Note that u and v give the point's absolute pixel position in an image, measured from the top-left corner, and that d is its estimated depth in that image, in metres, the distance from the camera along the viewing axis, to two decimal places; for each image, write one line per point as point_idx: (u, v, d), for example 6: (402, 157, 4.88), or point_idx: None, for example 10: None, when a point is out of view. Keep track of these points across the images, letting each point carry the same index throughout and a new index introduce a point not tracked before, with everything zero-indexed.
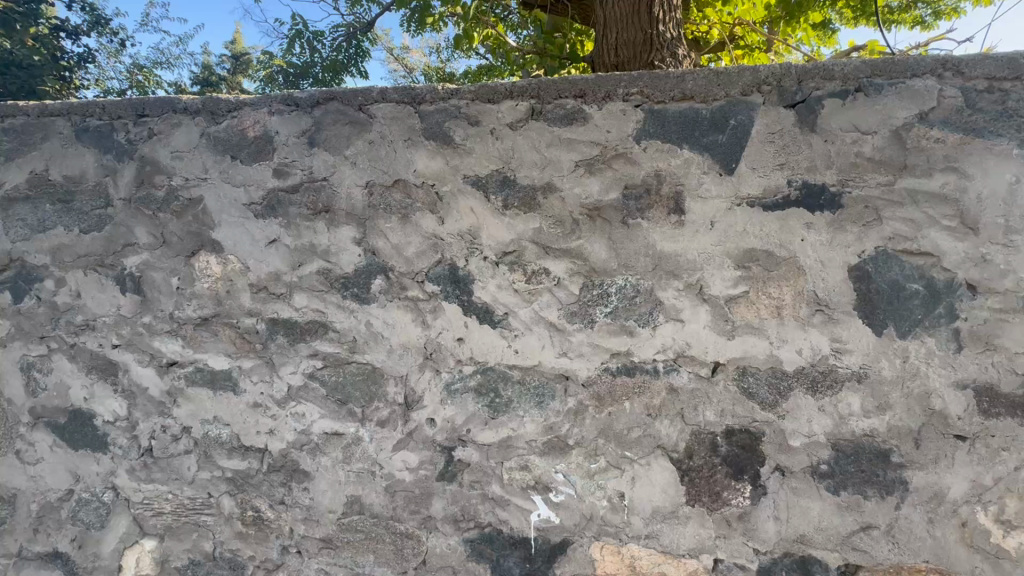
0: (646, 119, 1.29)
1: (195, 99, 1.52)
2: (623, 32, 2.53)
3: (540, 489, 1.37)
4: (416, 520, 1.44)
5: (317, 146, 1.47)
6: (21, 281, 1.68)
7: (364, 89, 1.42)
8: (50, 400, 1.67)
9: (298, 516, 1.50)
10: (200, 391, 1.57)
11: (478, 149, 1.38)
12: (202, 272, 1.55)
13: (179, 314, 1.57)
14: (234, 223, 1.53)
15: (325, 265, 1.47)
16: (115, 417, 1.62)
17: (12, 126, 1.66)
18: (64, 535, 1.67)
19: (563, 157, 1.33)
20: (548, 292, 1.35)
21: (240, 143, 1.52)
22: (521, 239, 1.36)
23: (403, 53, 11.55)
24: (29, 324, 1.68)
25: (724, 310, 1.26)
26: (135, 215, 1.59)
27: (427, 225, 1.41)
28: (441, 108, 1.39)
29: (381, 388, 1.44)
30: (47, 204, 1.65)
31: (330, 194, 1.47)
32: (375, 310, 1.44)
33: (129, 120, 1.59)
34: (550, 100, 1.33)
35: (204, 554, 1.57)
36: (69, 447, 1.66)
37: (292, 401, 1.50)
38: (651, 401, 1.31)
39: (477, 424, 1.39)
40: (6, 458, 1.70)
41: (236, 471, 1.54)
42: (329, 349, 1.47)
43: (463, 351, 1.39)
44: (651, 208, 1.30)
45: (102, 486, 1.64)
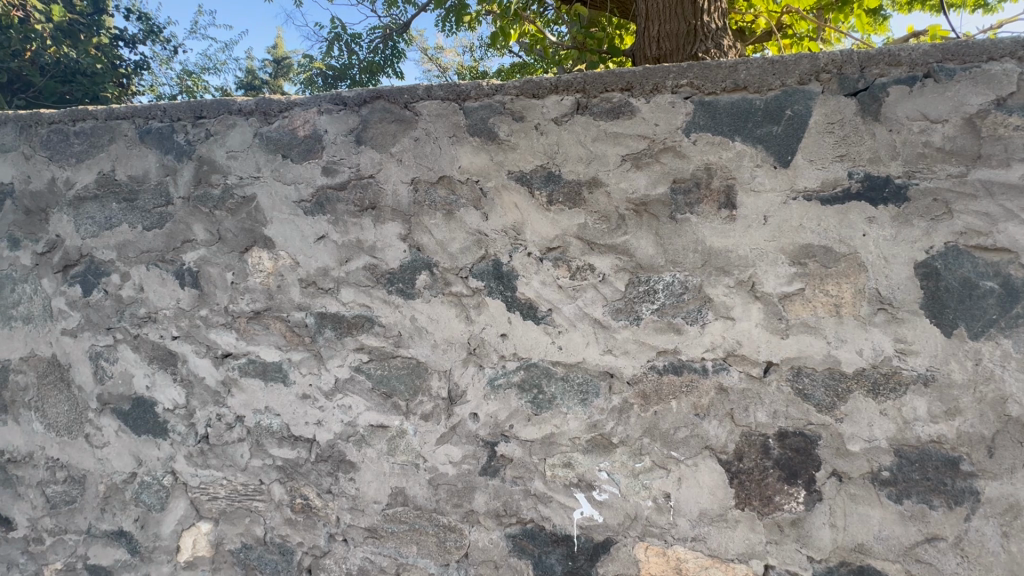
0: (696, 111, 1.26)
1: (250, 100, 1.58)
2: (666, 24, 2.48)
3: (583, 487, 1.36)
4: (458, 514, 1.45)
5: (364, 143, 1.51)
6: (90, 275, 1.78)
7: (410, 87, 1.44)
8: (115, 387, 1.77)
9: (344, 505, 1.54)
10: (252, 381, 1.63)
11: (522, 144, 1.37)
12: (255, 267, 1.61)
13: (233, 307, 1.64)
14: (285, 220, 1.58)
15: (371, 260, 1.50)
16: (174, 404, 1.70)
17: (83, 130, 1.77)
18: (128, 515, 1.77)
19: (609, 152, 1.31)
20: (593, 289, 1.33)
21: (291, 141, 1.57)
22: (566, 235, 1.35)
23: (437, 53, 11.72)
24: (97, 315, 1.78)
25: (778, 308, 1.22)
26: (193, 212, 1.67)
27: (471, 221, 1.42)
28: (486, 104, 1.40)
29: (425, 382, 1.46)
30: (114, 203, 1.75)
31: (376, 191, 1.50)
32: (420, 305, 1.46)
33: (188, 122, 1.66)
34: (596, 93, 1.32)
35: (255, 539, 1.64)
36: (133, 432, 1.75)
37: (339, 393, 1.54)
38: (699, 400, 1.28)
39: (521, 420, 1.39)
40: (76, 441, 1.82)
41: (286, 460, 1.59)
42: (375, 343, 1.50)
43: (506, 347, 1.40)
44: (700, 202, 1.26)
45: (163, 470, 1.72)
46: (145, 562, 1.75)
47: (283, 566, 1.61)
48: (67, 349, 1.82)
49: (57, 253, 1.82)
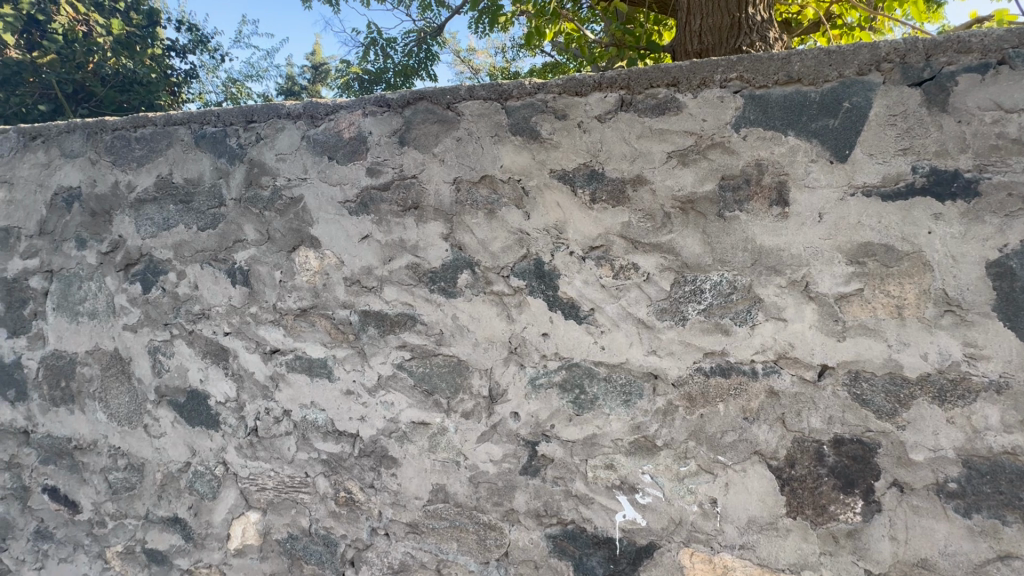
0: (746, 106, 1.22)
1: (298, 104, 1.63)
2: (709, 17, 2.42)
3: (625, 489, 1.34)
4: (498, 512, 1.46)
5: (407, 144, 1.53)
6: (149, 274, 1.88)
7: (453, 88, 1.45)
8: (171, 380, 1.86)
9: (386, 500, 1.57)
10: (299, 377, 1.68)
11: (565, 143, 1.37)
12: (302, 265, 1.66)
13: (281, 304, 1.69)
14: (331, 220, 1.62)
15: (414, 259, 1.53)
16: (226, 398, 1.77)
17: (143, 136, 1.87)
18: (182, 503, 1.85)
19: (654, 149, 1.29)
20: (637, 288, 1.31)
21: (336, 144, 1.61)
22: (609, 234, 1.33)
23: (469, 55, 11.82)
24: (155, 312, 1.87)
25: (834, 309, 1.17)
26: (244, 213, 1.73)
27: (513, 220, 1.42)
28: (528, 103, 1.39)
29: (466, 380, 1.47)
30: (171, 205, 1.84)
31: (419, 191, 1.52)
32: (461, 304, 1.47)
33: (240, 126, 1.73)
34: (641, 89, 1.30)
35: (301, 530, 1.69)
36: (187, 424, 1.83)
37: (382, 390, 1.57)
38: (748, 403, 1.24)
39: (562, 420, 1.38)
40: (135, 430, 1.92)
41: (331, 454, 1.63)
42: (417, 341, 1.52)
43: (548, 346, 1.39)
44: (751, 199, 1.22)
45: (215, 460, 1.80)
46: (198, 548, 1.83)
47: (327, 557, 1.65)
48: (128, 343, 1.92)
49: (119, 253, 1.93)
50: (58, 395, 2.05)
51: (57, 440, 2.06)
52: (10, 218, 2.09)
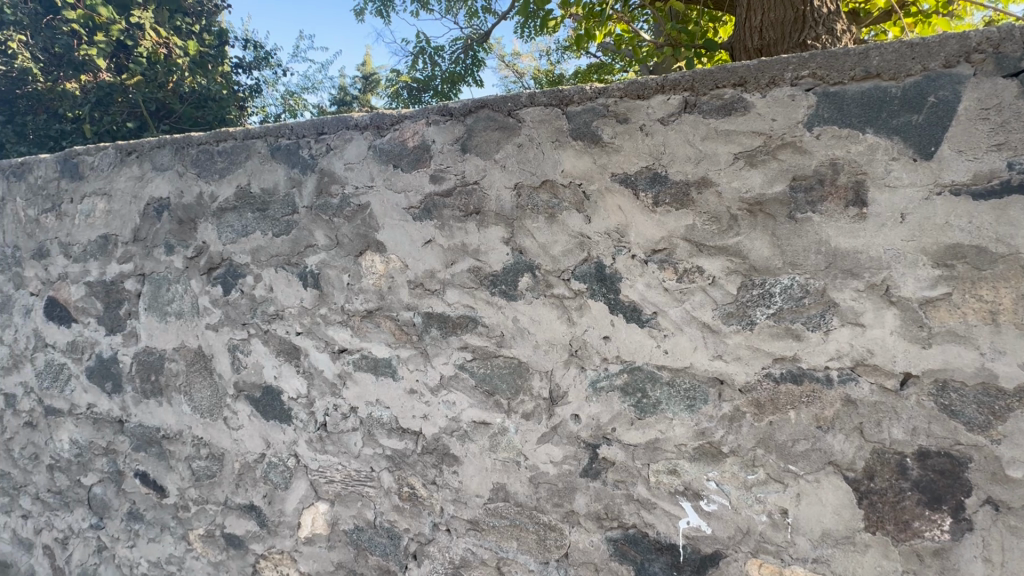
0: (819, 104, 1.18)
1: (365, 116, 1.71)
2: (770, 12, 2.35)
3: (689, 496, 1.32)
4: (559, 513, 1.47)
5: (469, 151, 1.57)
6: (229, 277, 2.02)
7: (514, 95, 1.48)
8: (248, 377, 1.99)
9: (448, 496, 1.62)
10: (365, 375, 1.76)
11: (626, 146, 1.37)
12: (368, 269, 1.74)
13: (349, 306, 1.78)
14: (396, 225, 1.69)
15: (476, 263, 1.57)
16: (298, 394, 1.88)
17: (224, 149, 2.01)
18: (257, 491, 1.98)
19: (720, 151, 1.27)
20: (702, 292, 1.30)
21: (401, 152, 1.68)
22: (672, 237, 1.32)
23: (513, 59, 11.92)
24: (234, 312, 2.01)
25: (918, 314, 1.11)
26: (315, 220, 1.83)
27: (573, 224, 1.43)
28: (589, 107, 1.41)
29: (526, 382, 1.50)
30: (249, 213, 1.97)
31: (481, 197, 1.56)
32: (521, 306, 1.50)
33: (311, 138, 1.83)
34: (706, 90, 1.28)
35: (366, 522, 1.76)
36: (262, 417, 1.96)
37: (444, 390, 1.62)
38: (822, 411, 1.20)
39: (624, 423, 1.38)
40: (216, 422, 2.06)
41: (395, 450, 1.70)
42: (479, 342, 1.56)
43: (609, 349, 1.39)
44: (825, 199, 1.18)
45: (287, 452, 1.91)
46: (271, 534, 1.95)
47: (391, 549, 1.72)
48: (210, 341, 2.08)
49: (203, 258, 2.09)
50: (149, 388, 2.24)
51: (147, 430, 2.25)
52: (109, 227, 2.31)
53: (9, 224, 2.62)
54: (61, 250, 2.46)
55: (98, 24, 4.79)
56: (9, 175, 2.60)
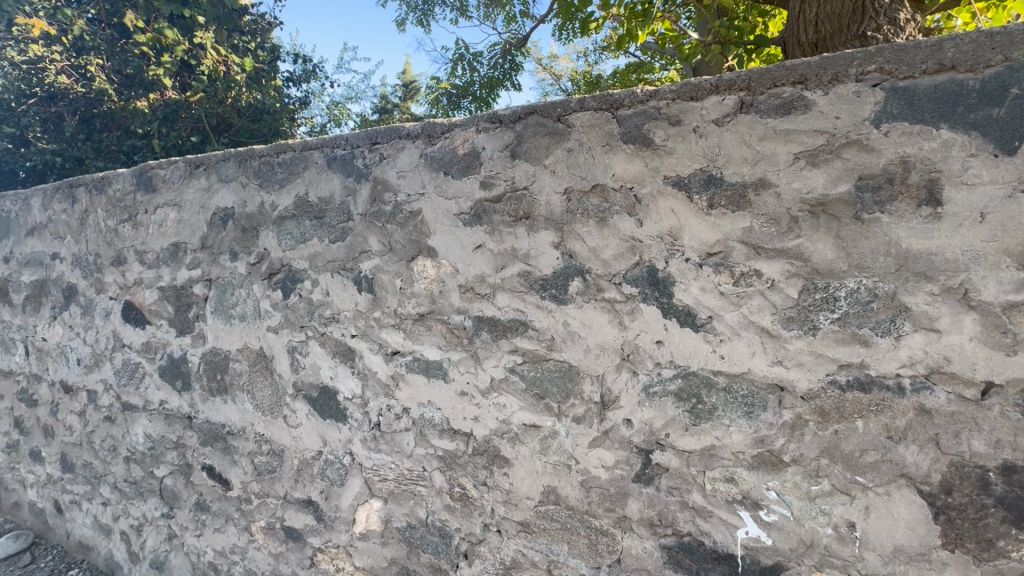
0: (887, 99, 1.13)
1: (417, 125, 1.77)
2: (827, 4, 2.26)
3: (748, 505, 1.29)
4: (610, 518, 1.47)
5: (518, 157, 1.59)
6: (289, 282, 2.13)
7: (564, 101, 1.49)
8: (306, 377, 2.08)
9: (499, 497, 1.64)
10: (417, 377, 1.80)
11: (679, 148, 1.35)
12: (420, 274, 1.79)
13: (401, 309, 1.83)
14: (447, 231, 1.73)
15: (526, 267, 1.58)
16: (353, 394, 1.95)
17: (284, 160, 2.12)
18: (315, 487, 2.07)
19: (778, 151, 1.24)
20: (760, 295, 1.26)
21: (452, 160, 1.72)
22: (728, 240, 1.30)
23: (550, 62, 11.95)
24: (293, 315, 2.11)
25: (1001, 319, 1.04)
26: (369, 226, 1.90)
27: (625, 227, 1.43)
28: (640, 110, 1.40)
29: (577, 386, 1.50)
30: (306, 221, 2.07)
31: (530, 202, 1.57)
32: (572, 310, 1.50)
33: (365, 147, 1.90)
34: (763, 90, 1.25)
35: (419, 520, 1.81)
36: (320, 416, 2.04)
37: (494, 392, 1.64)
38: (893, 421, 1.15)
39: (678, 429, 1.36)
40: (277, 420, 2.17)
41: (446, 450, 1.74)
42: (529, 346, 1.58)
43: (663, 355, 1.38)
44: (894, 199, 1.13)
45: (343, 451, 1.98)
46: (328, 529, 2.03)
47: (442, 548, 1.76)
48: (271, 343, 2.19)
49: (264, 263, 2.20)
50: (215, 386, 2.38)
51: (213, 426, 2.39)
52: (180, 236, 2.47)
53: (91, 234, 2.85)
54: (136, 257, 2.65)
55: (165, 46, 5.17)
56: (91, 189, 2.83)
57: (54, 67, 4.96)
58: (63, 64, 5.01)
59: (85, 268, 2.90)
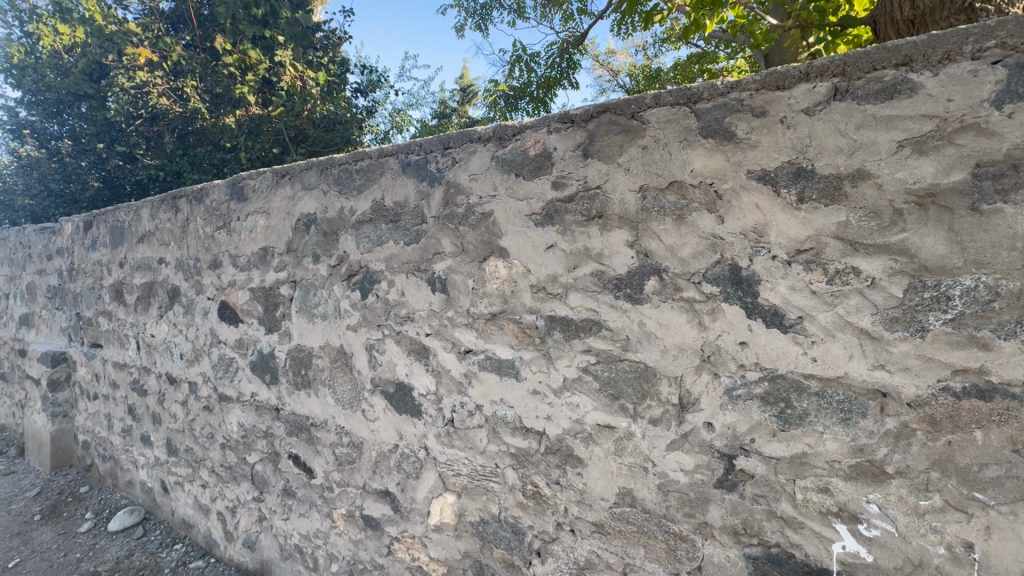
0: (1011, 77, 1.02)
1: (488, 128, 1.80)
2: None
3: (845, 518, 1.22)
4: (690, 524, 1.43)
5: (591, 156, 1.58)
6: (366, 282, 2.24)
7: (639, 97, 1.47)
8: (384, 373, 2.18)
9: (572, 497, 1.64)
10: (489, 375, 1.84)
11: (765, 141, 1.29)
12: (492, 274, 1.82)
13: (474, 309, 1.87)
14: (518, 231, 1.75)
15: (599, 267, 1.57)
16: (427, 391, 2.02)
17: (362, 167, 2.23)
18: (392, 479, 2.16)
19: (879, 139, 1.15)
20: (858, 295, 1.18)
21: (523, 161, 1.73)
22: (821, 236, 1.22)
23: (608, 58, 11.77)
24: (371, 314, 2.22)
25: None
26: (442, 229, 1.96)
27: (704, 225, 1.38)
28: (720, 103, 1.35)
29: (653, 387, 1.47)
30: (383, 225, 2.17)
31: (603, 201, 1.55)
32: (648, 310, 1.47)
33: (438, 152, 1.96)
34: (860, 74, 1.18)
35: (492, 515, 1.84)
36: (396, 411, 2.13)
37: (567, 392, 1.64)
38: (1019, 433, 1.04)
39: (764, 435, 1.31)
40: (356, 414, 2.29)
41: (519, 448, 1.76)
42: (603, 346, 1.56)
43: (747, 356, 1.32)
44: (1020, 188, 1.02)
45: (418, 445, 2.06)
46: (404, 519, 2.12)
47: (515, 544, 1.78)
48: (350, 340, 2.31)
49: (344, 266, 2.33)
50: (299, 381, 2.55)
51: (299, 417, 2.56)
52: (268, 240, 2.66)
53: (191, 240, 3.14)
54: (231, 261, 2.89)
55: (249, 65, 5.66)
56: (191, 200, 3.12)
57: (157, 90, 5.52)
58: (163, 87, 5.58)
59: (186, 271, 3.20)
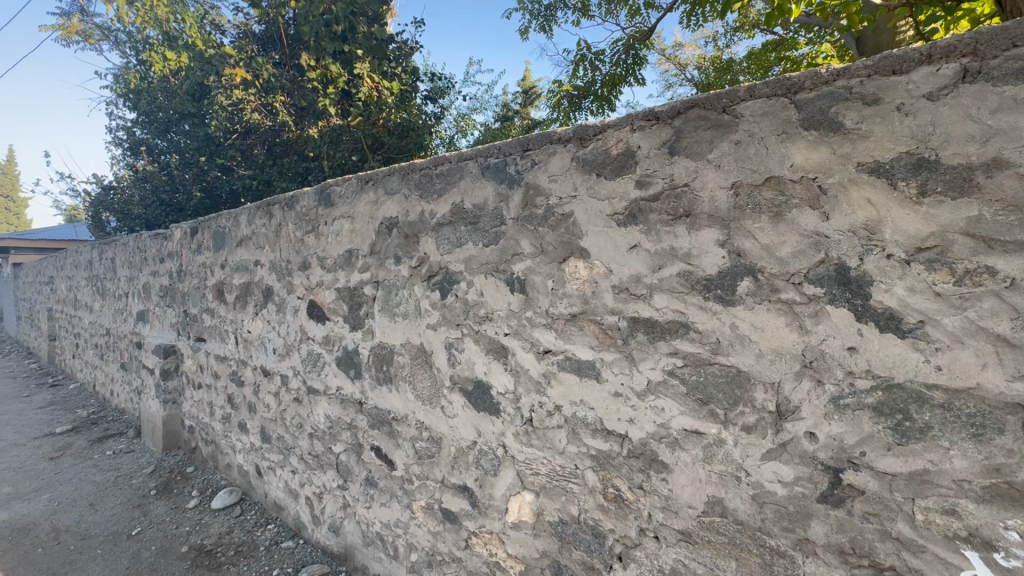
0: None
1: (568, 129, 1.79)
2: None
3: (976, 544, 1.11)
4: (789, 539, 1.35)
5: (678, 153, 1.54)
6: (446, 283, 2.31)
7: (731, 90, 1.42)
8: (462, 371, 2.24)
9: (657, 503, 1.60)
10: (569, 376, 1.83)
11: (878, 130, 1.20)
12: (572, 275, 1.81)
13: (553, 310, 1.88)
14: (600, 231, 1.73)
15: (686, 267, 1.52)
16: (505, 390, 2.05)
17: (442, 171, 2.31)
18: (470, 474, 2.21)
19: (1021, 124, 1.04)
20: (993, 297, 1.07)
21: (604, 160, 1.72)
22: (947, 232, 1.12)
23: (674, 51, 11.41)
24: (450, 314, 2.29)
25: None
26: (521, 230, 1.98)
27: (806, 222, 1.30)
28: (824, 93, 1.27)
29: (747, 393, 1.41)
30: (462, 227, 2.23)
31: (691, 199, 1.51)
32: (741, 312, 1.41)
33: (517, 154, 1.98)
34: (996, 53, 1.06)
35: (571, 516, 1.84)
36: (474, 409, 2.18)
37: (651, 395, 1.61)
38: None
39: (877, 448, 1.21)
40: (436, 410, 2.37)
41: (600, 450, 1.74)
42: (691, 349, 1.51)
43: (856, 363, 1.23)
44: None
45: (496, 443, 2.09)
46: (482, 514, 2.17)
47: (595, 547, 1.77)
48: (430, 338, 2.39)
49: (424, 266, 2.42)
50: (382, 376, 2.67)
51: (381, 411, 2.69)
52: (353, 243, 2.82)
53: (284, 243, 3.39)
54: (319, 263, 3.09)
55: (331, 79, 6.03)
56: (284, 206, 3.36)
57: (250, 106, 6.00)
58: (256, 103, 6.07)
59: (279, 273, 3.46)
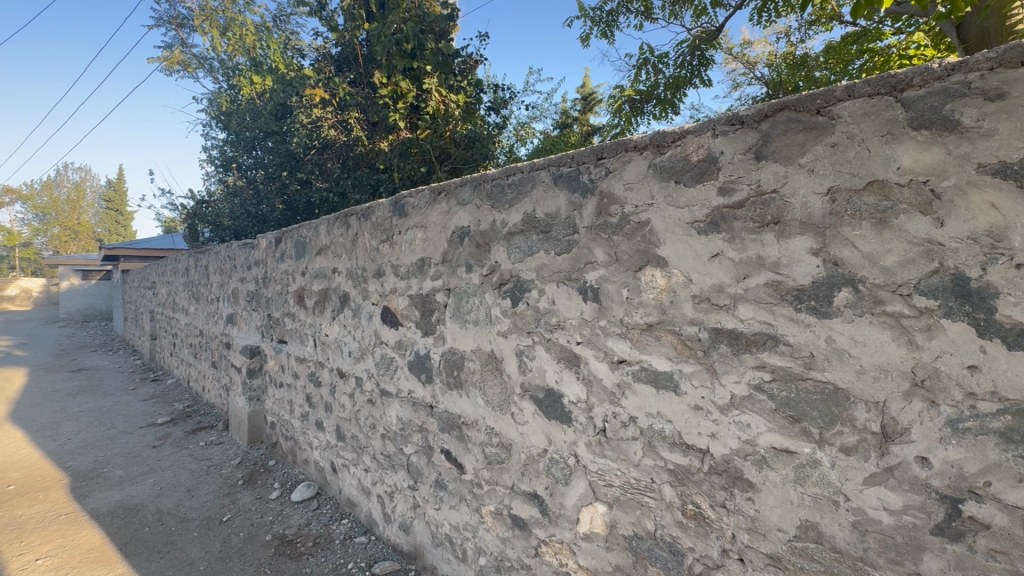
0: None
1: (644, 136, 1.77)
2: None
3: None
4: (897, 572, 1.25)
5: (765, 158, 1.47)
6: (517, 291, 2.34)
7: (826, 90, 1.34)
8: (533, 378, 2.25)
9: (741, 523, 1.53)
10: (645, 387, 1.80)
11: (1003, 128, 1.10)
12: (648, 284, 1.78)
13: (628, 319, 1.85)
14: (678, 240, 1.69)
15: (775, 277, 1.45)
16: (577, 399, 2.04)
17: (514, 181, 2.35)
18: (541, 482, 2.22)
19: None
20: None
21: (683, 167, 1.68)
22: None
23: (742, 49, 10.92)
24: (521, 322, 2.32)
25: None
26: (595, 239, 1.97)
27: (916, 228, 1.21)
28: (936, 90, 1.18)
29: (846, 412, 1.32)
30: (534, 236, 2.25)
31: (781, 205, 1.44)
32: (839, 325, 1.33)
33: (590, 163, 1.98)
34: None
35: (646, 531, 1.80)
36: (545, 416, 2.19)
37: (735, 410, 1.54)
38: None
39: (1006, 478, 1.10)
40: (506, 416, 2.40)
41: (678, 465, 1.69)
42: (780, 363, 1.44)
43: (978, 383, 1.13)
44: None
45: (568, 451, 2.09)
46: (553, 523, 2.16)
47: (673, 565, 1.71)
48: (501, 345, 2.43)
49: (495, 275, 2.46)
50: (452, 381, 2.75)
51: (452, 415, 2.76)
52: (426, 252, 2.93)
53: (360, 252, 3.58)
54: (392, 270, 3.23)
55: (401, 94, 6.31)
56: (360, 217, 3.55)
57: (328, 123, 6.41)
58: (333, 120, 6.48)
59: (355, 279, 3.65)
